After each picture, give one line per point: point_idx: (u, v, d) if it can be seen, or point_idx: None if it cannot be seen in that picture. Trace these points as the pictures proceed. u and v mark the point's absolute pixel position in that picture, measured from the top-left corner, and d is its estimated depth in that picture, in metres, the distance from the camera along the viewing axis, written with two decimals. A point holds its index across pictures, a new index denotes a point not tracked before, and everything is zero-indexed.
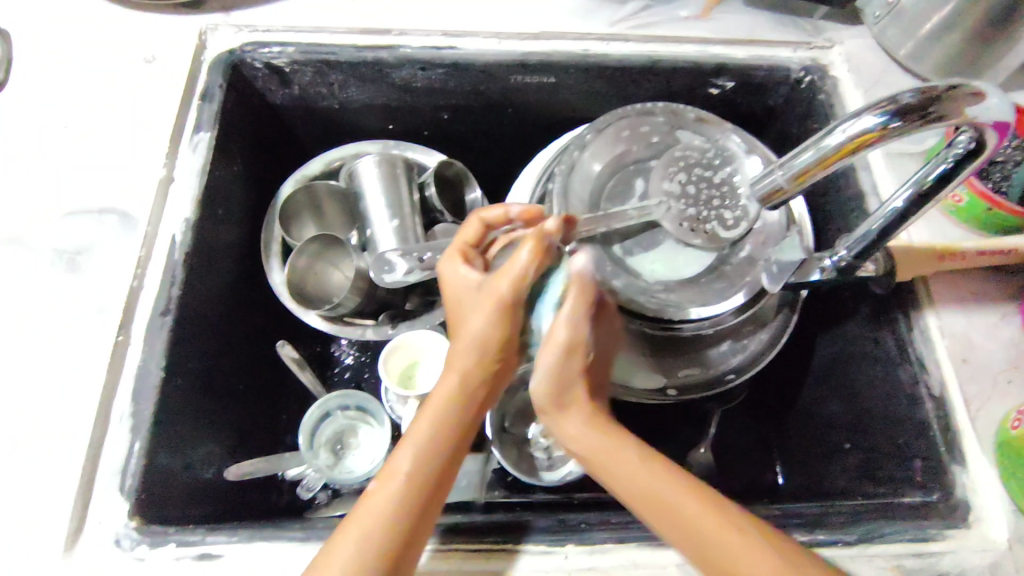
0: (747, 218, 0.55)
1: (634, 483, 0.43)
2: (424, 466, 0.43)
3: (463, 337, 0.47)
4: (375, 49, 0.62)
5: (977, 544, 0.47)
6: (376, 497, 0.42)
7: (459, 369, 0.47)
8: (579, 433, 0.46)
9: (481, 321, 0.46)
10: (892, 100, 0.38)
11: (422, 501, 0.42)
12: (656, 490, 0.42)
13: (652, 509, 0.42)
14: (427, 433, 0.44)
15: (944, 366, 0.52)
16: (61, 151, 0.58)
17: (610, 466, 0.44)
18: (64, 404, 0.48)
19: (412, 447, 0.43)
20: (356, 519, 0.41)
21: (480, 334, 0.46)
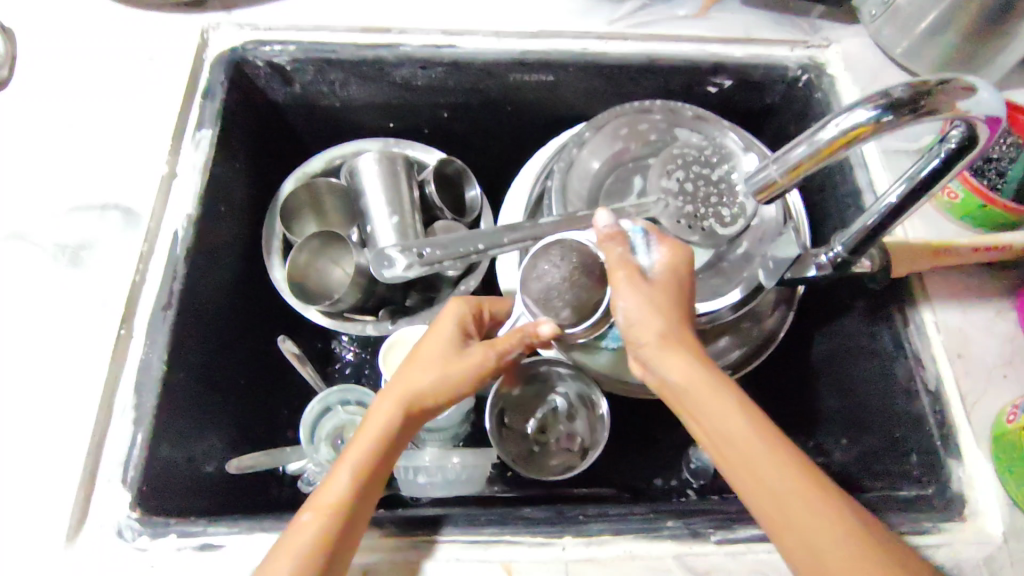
0: (744, 215, 0.55)
1: (732, 429, 0.40)
2: (354, 501, 0.42)
3: (403, 379, 0.47)
4: (376, 47, 0.63)
5: (971, 536, 0.47)
6: (304, 530, 0.41)
7: (395, 405, 0.46)
8: (666, 365, 0.43)
9: (432, 369, 0.48)
10: (884, 94, 0.38)
11: (348, 539, 0.42)
12: (744, 444, 0.39)
13: (734, 457, 0.40)
14: (359, 465, 0.43)
15: (939, 360, 0.52)
16: (65, 148, 0.58)
17: (700, 406, 0.41)
18: (68, 397, 0.49)
19: (344, 481, 0.43)
20: (285, 548, 0.40)
21: (426, 387, 0.47)
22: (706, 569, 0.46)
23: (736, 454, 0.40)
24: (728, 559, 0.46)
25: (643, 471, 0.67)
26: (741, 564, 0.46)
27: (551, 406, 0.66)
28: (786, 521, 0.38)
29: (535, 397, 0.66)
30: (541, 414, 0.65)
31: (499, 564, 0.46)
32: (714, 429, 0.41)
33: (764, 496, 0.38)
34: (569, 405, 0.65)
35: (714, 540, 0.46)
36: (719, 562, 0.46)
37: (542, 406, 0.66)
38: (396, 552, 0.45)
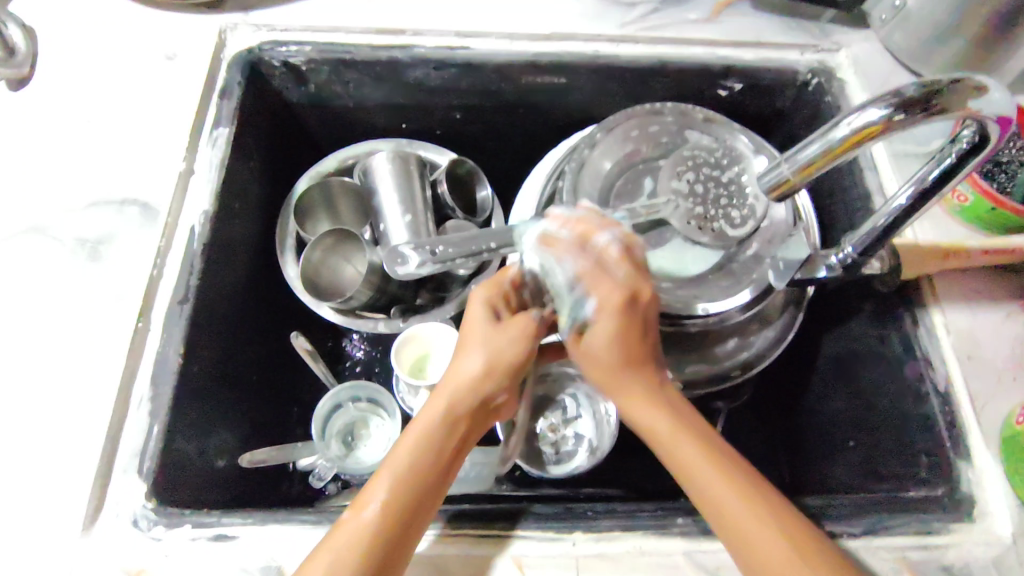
0: (755, 216, 0.56)
1: (695, 454, 0.44)
2: (394, 503, 0.42)
3: (458, 369, 0.47)
4: (391, 48, 0.64)
5: (980, 537, 0.47)
6: (346, 528, 0.41)
7: (450, 399, 0.46)
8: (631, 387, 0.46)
9: (473, 362, 0.46)
10: (895, 93, 0.39)
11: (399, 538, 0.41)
12: (707, 469, 0.43)
13: (704, 491, 0.43)
14: (406, 461, 0.43)
15: (948, 362, 0.53)
16: (85, 143, 0.59)
17: (659, 431, 0.45)
18: (86, 388, 0.50)
19: (389, 477, 0.42)
20: (323, 549, 0.41)
21: (474, 374, 0.46)
22: (715, 566, 0.46)
23: (703, 479, 0.43)
24: None
25: (650, 471, 0.67)
26: None
27: (561, 406, 0.66)
28: (758, 547, 0.41)
29: (544, 398, 0.67)
30: (552, 415, 0.66)
31: (510, 558, 0.46)
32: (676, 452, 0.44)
33: (734, 529, 0.41)
34: (577, 404, 0.66)
35: (723, 538, 0.46)
36: (728, 560, 0.46)
37: (550, 406, 0.66)
38: None
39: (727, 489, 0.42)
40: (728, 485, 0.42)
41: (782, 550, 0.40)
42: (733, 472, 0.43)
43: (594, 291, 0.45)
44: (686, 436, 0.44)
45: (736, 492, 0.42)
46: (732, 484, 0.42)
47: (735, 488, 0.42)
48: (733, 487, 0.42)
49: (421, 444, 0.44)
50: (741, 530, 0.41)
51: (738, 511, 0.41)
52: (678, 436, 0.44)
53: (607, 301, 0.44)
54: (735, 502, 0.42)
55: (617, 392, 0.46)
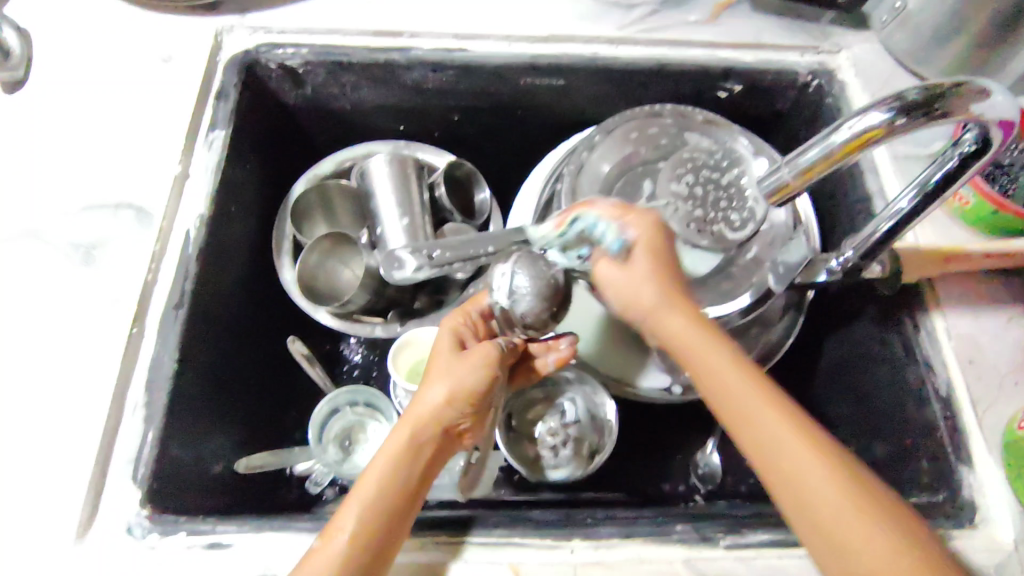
0: (754, 220, 0.54)
1: (750, 397, 0.40)
2: (358, 534, 0.41)
3: (421, 398, 0.46)
4: (388, 50, 0.63)
5: (983, 543, 0.47)
6: (316, 558, 0.41)
7: (413, 427, 0.45)
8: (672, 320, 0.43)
9: (437, 391, 0.46)
10: (898, 97, 0.38)
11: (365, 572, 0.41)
12: (762, 411, 0.39)
13: (755, 434, 0.39)
14: (369, 494, 0.42)
15: (951, 366, 0.52)
16: (80, 147, 0.59)
17: (717, 373, 0.41)
18: (80, 394, 0.49)
19: (355, 506, 0.42)
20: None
21: (439, 404, 0.45)
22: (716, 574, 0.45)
23: (759, 426, 0.39)
24: (738, 565, 0.46)
25: (650, 476, 0.67)
26: (751, 568, 0.45)
27: (560, 410, 0.64)
28: (815, 496, 0.37)
29: (544, 402, 0.66)
30: (550, 419, 0.64)
31: (507, 565, 0.45)
32: (731, 394, 0.40)
33: (786, 470, 0.38)
34: (576, 408, 0.64)
35: (724, 545, 0.46)
36: (729, 567, 0.45)
37: (549, 410, 0.65)
38: (404, 553, 0.45)
39: (795, 442, 0.38)
40: (795, 440, 0.38)
41: (842, 499, 0.36)
42: (803, 425, 0.39)
43: (632, 294, 0.45)
44: (749, 380, 0.40)
45: (803, 448, 0.38)
46: (798, 438, 0.38)
47: (802, 444, 0.38)
48: (792, 430, 0.38)
49: (385, 474, 0.43)
50: (812, 491, 0.37)
51: (806, 470, 0.37)
52: (738, 381, 0.40)
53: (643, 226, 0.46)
54: (791, 444, 0.38)
55: (666, 322, 0.44)
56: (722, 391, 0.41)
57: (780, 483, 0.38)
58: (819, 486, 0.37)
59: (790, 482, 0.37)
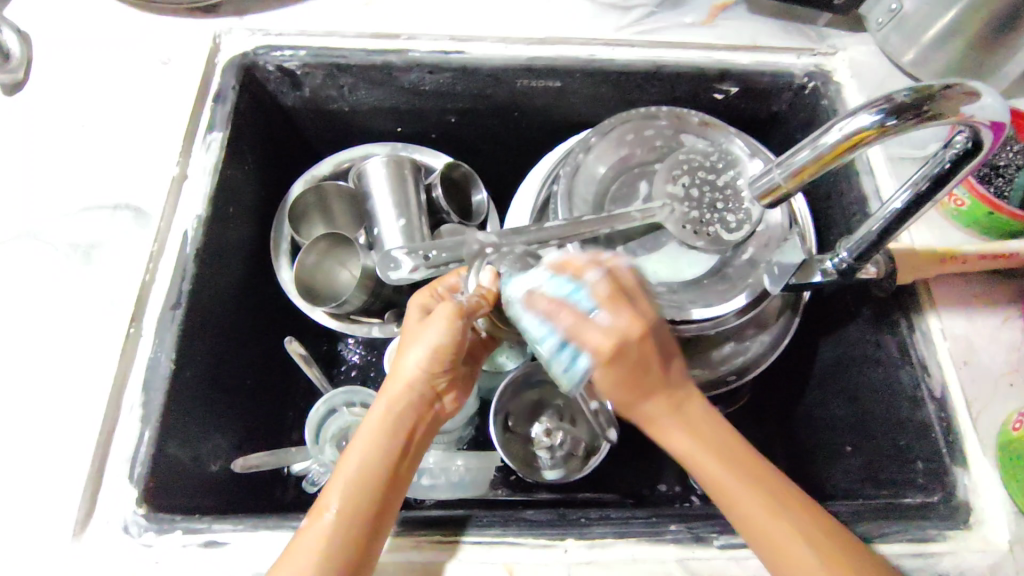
0: (750, 220, 0.56)
1: (754, 500, 0.42)
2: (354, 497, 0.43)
3: (397, 372, 0.48)
4: (386, 53, 0.64)
5: (977, 544, 0.47)
6: (310, 531, 0.42)
7: (390, 397, 0.47)
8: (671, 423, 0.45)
9: (411, 355, 0.48)
10: (888, 99, 0.39)
11: (375, 527, 0.43)
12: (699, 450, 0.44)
13: (752, 522, 0.42)
14: (360, 459, 0.44)
15: (945, 367, 0.52)
16: (79, 149, 0.59)
17: (702, 460, 0.44)
18: (77, 393, 0.50)
19: (345, 476, 0.43)
20: (291, 556, 0.41)
21: (416, 368, 0.47)
22: (708, 573, 0.46)
23: (743, 506, 0.43)
24: (731, 564, 0.46)
25: (646, 476, 0.67)
26: (744, 568, 0.45)
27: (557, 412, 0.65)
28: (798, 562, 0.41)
29: (540, 402, 0.67)
30: (547, 421, 0.65)
31: (501, 565, 0.46)
32: (718, 477, 0.43)
33: (772, 542, 0.42)
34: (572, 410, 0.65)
35: (717, 545, 0.46)
36: (722, 567, 0.46)
37: (546, 412, 0.66)
38: (399, 553, 0.45)
39: (770, 516, 0.42)
40: (775, 515, 0.42)
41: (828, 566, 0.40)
42: (774, 492, 0.43)
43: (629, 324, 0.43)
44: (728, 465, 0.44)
45: (780, 520, 0.42)
46: (775, 509, 0.42)
47: (778, 514, 0.42)
48: (771, 505, 0.42)
49: (377, 436, 0.45)
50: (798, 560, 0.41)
51: (783, 539, 0.41)
52: (725, 465, 0.44)
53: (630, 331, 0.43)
54: (773, 519, 0.42)
55: (665, 426, 0.45)
56: (723, 490, 0.43)
57: (767, 552, 0.42)
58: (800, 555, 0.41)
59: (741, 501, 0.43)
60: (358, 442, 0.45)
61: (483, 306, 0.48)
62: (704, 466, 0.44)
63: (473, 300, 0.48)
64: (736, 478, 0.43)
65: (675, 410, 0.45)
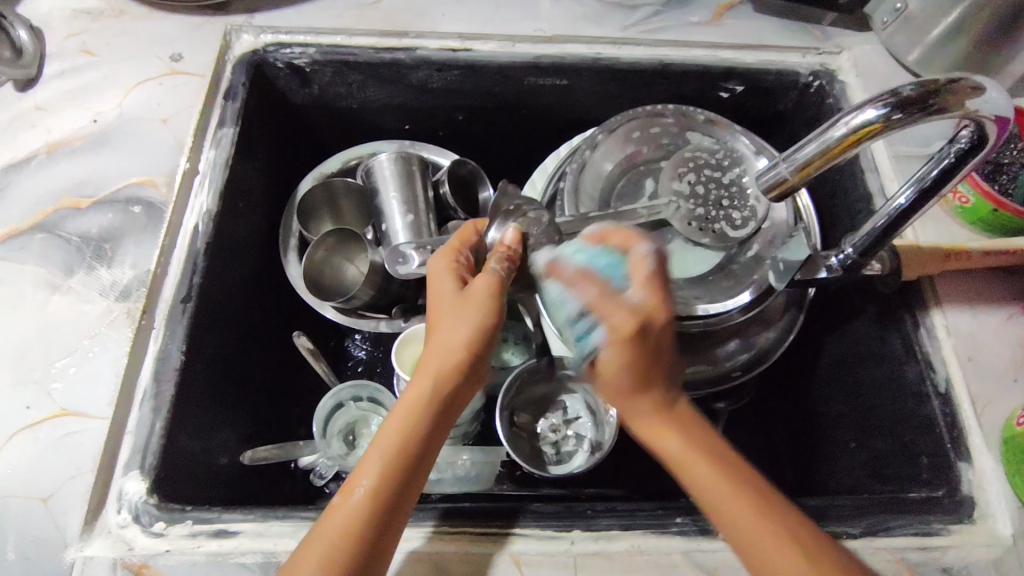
0: (755, 218, 0.57)
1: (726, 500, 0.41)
2: (391, 473, 0.42)
3: (440, 343, 0.47)
4: (394, 50, 0.64)
5: (981, 539, 0.47)
6: (338, 513, 0.41)
7: (433, 373, 0.46)
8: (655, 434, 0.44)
9: (464, 328, 0.47)
10: (892, 93, 0.39)
11: (398, 510, 0.42)
12: (694, 462, 0.43)
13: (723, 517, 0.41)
14: (395, 440, 0.43)
15: (949, 362, 0.52)
16: (90, 144, 0.60)
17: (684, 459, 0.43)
18: (88, 384, 0.50)
19: (379, 458, 0.43)
20: (320, 532, 0.41)
21: (461, 342, 0.47)
22: (714, 566, 0.46)
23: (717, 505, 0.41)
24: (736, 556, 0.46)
25: (650, 473, 0.68)
26: None
27: (563, 407, 0.66)
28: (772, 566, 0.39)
29: (545, 398, 0.67)
30: (553, 415, 0.66)
31: (508, 556, 0.46)
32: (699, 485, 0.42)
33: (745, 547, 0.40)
34: (579, 405, 0.65)
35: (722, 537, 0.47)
36: (727, 559, 0.46)
37: (551, 407, 0.66)
38: (408, 544, 0.46)
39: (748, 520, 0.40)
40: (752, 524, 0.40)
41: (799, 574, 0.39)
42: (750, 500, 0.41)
43: (602, 315, 0.44)
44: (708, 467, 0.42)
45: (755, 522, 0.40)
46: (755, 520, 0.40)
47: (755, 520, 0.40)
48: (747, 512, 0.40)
49: (414, 413, 0.44)
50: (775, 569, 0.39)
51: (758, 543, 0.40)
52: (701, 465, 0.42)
53: (620, 328, 0.43)
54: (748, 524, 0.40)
55: (646, 425, 0.45)
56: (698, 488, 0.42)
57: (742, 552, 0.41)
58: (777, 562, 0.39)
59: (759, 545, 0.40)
60: (400, 415, 0.45)
61: (511, 262, 0.50)
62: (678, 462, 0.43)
63: (501, 263, 0.49)
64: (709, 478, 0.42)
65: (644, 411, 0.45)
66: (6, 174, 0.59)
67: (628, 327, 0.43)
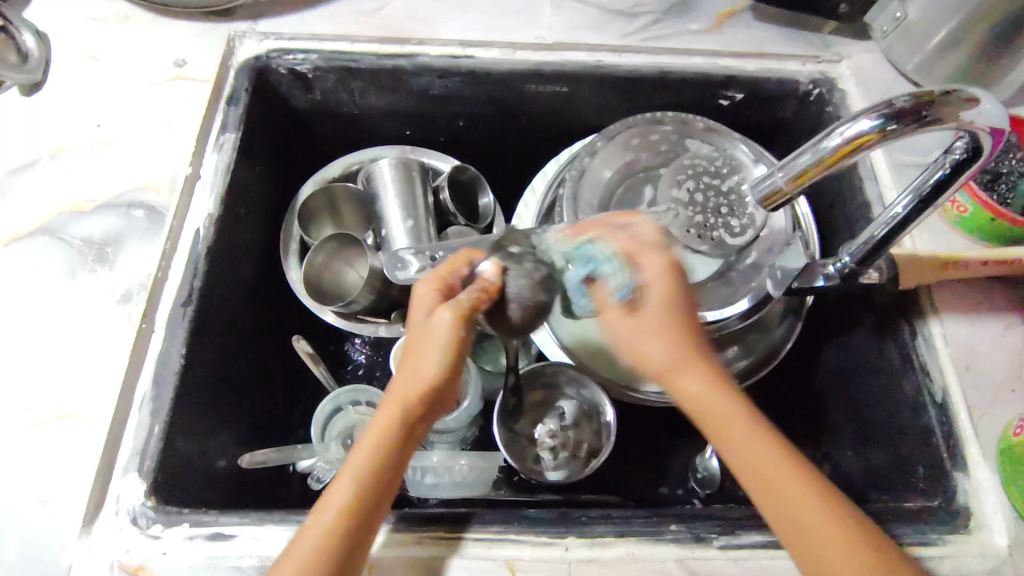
0: (754, 225, 0.57)
1: (761, 457, 0.40)
2: (358, 503, 0.42)
3: (412, 370, 0.45)
4: (395, 57, 0.65)
5: (977, 549, 0.47)
6: (308, 535, 0.41)
7: (402, 399, 0.44)
8: (691, 381, 0.43)
9: (431, 361, 0.44)
10: (887, 104, 0.39)
11: (363, 538, 0.42)
12: (732, 419, 0.42)
13: (753, 467, 0.40)
14: (362, 468, 0.42)
15: (947, 372, 0.52)
16: (95, 148, 0.60)
17: (722, 419, 0.42)
18: (89, 386, 0.51)
19: (345, 486, 0.42)
20: (291, 555, 0.41)
21: (429, 374, 0.44)
22: (708, 573, 0.46)
23: (748, 457, 0.41)
24: (731, 565, 0.46)
25: (649, 479, 0.68)
26: (744, 569, 0.46)
27: (559, 412, 0.65)
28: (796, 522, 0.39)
29: (540, 403, 0.66)
30: (550, 421, 0.64)
31: (502, 562, 0.46)
32: (741, 446, 0.41)
33: (777, 505, 0.40)
34: (575, 412, 0.65)
35: (717, 545, 0.47)
36: (721, 567, 0.46)
37: (547, 412, 0.65)
38: (403, 550, 0.46)
39: (780, 469, 0.40)
40: (784, 474, 0.40)
41: (830, 527, 0.38)
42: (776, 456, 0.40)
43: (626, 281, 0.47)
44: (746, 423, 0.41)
45: (786, 474, 0.40)
46: (788, 477, 0.40)
47: (787, 471, 0.40)
48: (782, 466, 0.40)
49: (383, 438, 0.43)
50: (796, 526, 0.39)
51: (788, 497, 0.39)
52: (738, 421, 0.42)
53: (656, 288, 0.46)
54: (778, 477, 0.40)
55: (677, 382, 0.44)
56: (737, 446, 0.41)
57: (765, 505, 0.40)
58: (802, 518, 0.39)
59: (788, 508, 0.39)
60: (368, 442, 0.43)
61: (486, 296, 0.47)
62: (716, 417, 0.42)
63: (475, 299, 0.47)
64: (748, 435, 0.41)
65: (692, 369, 0.44)
66: (10, 178, 0.59)
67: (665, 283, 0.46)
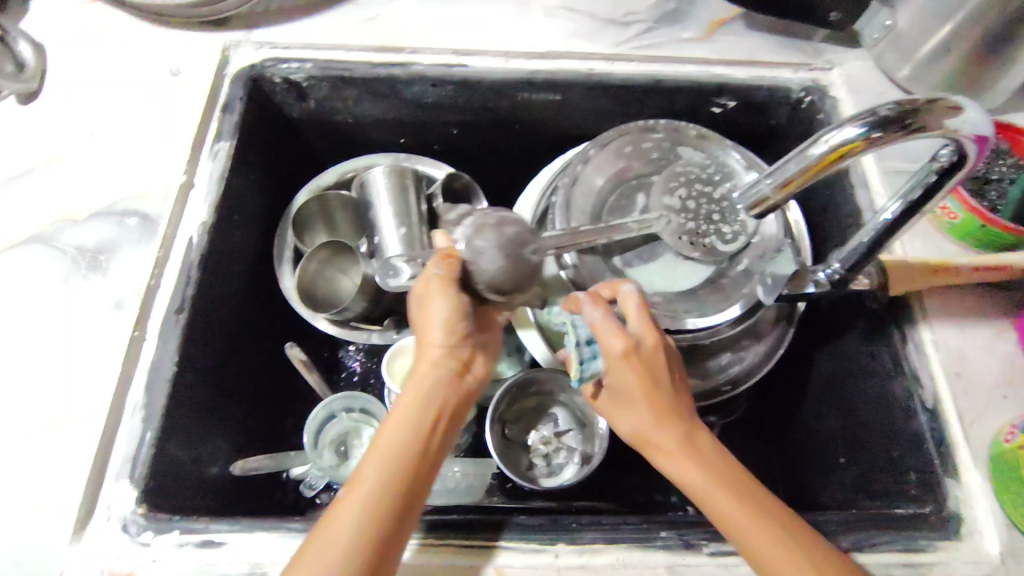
0: (745, 233, 0.57)
1: (727, 505, 0.43)
2: (386, 478, 0.43)
3: (427, 343, 0.51)
4: (389, 66, 0.65)
5: (968, 556, 0.47)
6: (343, 506, 0.42)
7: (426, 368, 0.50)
8: (662, 439, 0.47)
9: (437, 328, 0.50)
10: (872, 112, 0.40)
11: (407, 505, 0.44)
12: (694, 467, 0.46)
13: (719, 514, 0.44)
14: (391, 440, 0.45)
15: (937, 378, 0.53)
16: (90, 156, 0.61)
17: (688, 469, 0.46)
18: (81, 393, 0.51)
19: (376, 457, 0.44)
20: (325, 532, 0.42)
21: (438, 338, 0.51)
22: None
23: (711, 501, 0.44)
24: (720, 571, 0.46)
25: (642, 485, 0.68)
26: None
27: (552, 420, 0.66)
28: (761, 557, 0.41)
29: (535, 410, 0.67)
30: (542, 428, 0.66)
31: (493, 569, 0.46)
32: (707, 495, 0.44)
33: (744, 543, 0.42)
34: (569, 420, 0.66)
35: (707, 552, 0.47)
36: (711, 574, 0.46)
37: (542, 421, 0.66)
38: None
39: (742, 516, 0.43)
40: (752, 524, 0.42)
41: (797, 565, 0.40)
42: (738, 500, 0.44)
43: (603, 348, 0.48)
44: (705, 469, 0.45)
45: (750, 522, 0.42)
46: (756, 524, 0.42)
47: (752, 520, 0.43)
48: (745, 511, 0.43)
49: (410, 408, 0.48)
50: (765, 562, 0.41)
51: (750, 538, 0.42)
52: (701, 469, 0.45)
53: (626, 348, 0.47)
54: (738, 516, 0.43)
55: (652, 438, 0.47)
56: (702, 489, 0.45)
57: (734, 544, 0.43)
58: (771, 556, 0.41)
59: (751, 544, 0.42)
60: (393, 420, 0.47)
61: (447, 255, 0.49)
62: (680, 469, 0.46)
63: (444, 264, 0.49)
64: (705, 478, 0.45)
65: (665, 432, 0.47)
66: (5, 187, 0.60)
67: (622, 346, 0.47)
